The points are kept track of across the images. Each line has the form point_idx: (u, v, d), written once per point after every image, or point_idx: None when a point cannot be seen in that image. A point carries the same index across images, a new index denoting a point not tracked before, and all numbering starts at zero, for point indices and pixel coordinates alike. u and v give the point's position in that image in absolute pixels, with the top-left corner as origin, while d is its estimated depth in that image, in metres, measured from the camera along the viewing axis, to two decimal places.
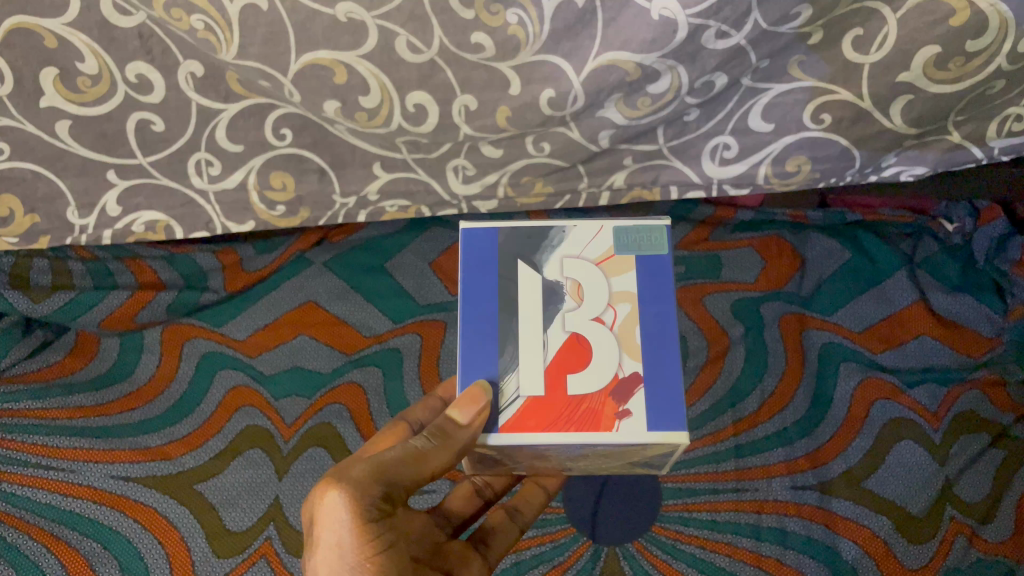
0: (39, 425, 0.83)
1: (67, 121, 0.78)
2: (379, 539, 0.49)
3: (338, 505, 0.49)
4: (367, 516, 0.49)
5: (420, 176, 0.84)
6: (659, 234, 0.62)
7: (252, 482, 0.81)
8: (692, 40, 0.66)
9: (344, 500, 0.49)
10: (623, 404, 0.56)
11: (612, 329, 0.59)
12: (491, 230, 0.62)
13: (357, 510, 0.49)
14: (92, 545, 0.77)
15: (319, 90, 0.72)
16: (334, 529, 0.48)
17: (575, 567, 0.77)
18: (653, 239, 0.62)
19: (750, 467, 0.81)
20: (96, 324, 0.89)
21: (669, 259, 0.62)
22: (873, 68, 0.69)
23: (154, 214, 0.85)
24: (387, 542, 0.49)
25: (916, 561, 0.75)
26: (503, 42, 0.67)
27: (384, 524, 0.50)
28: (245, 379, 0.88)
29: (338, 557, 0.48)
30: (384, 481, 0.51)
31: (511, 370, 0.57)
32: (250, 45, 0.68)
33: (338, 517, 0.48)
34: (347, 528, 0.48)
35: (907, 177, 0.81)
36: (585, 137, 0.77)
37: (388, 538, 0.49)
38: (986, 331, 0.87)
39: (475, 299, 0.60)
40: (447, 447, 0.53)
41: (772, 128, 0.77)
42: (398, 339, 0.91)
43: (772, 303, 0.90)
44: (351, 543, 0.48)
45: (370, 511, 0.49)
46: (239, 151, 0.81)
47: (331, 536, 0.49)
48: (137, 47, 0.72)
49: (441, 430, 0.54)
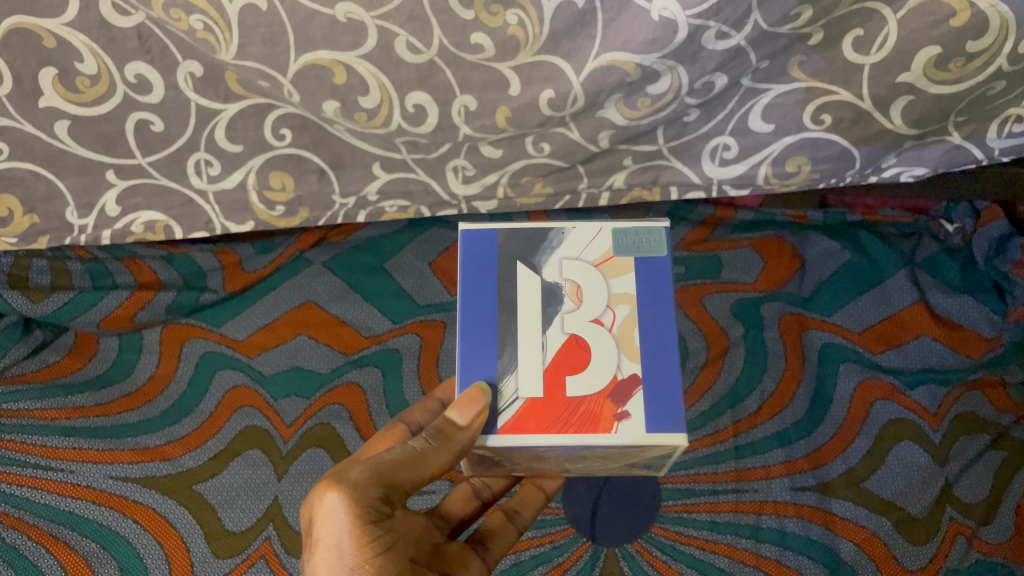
0: (38, 425, 0.83)
1: (66, 121, 0.78)
2: (378, 541, 0.49)
3: (338, 506, 0.48)
4: (366, 517, 0.49)
5: (420, 176, 0.84)
6: (658, 235, 0.62)
7: (251, 482, 0.81)
8: (692, 41, 0.65)
9: (343, 500, 0.49)
10: (622, 405, 0.56)
11: (611, 331, 0.59)
12: (490, 231, 0.62)
13: (356, 511, 0.48)
14: (91, 545, 0.77)
15: (318, 90, 0.72)
16: (333, 530, 0.48)
17: (575, 568, 0.77)
18: (652, 240, 0.62)
19: (750, 467, 0.81)
20: (95, 324, 0.90)
21: (668, 261, 0.61)
22: (873, 69, 0.69)
23: (153, 214, 0.85)
24: (386, 544, 0.49)
25: (916, 562, 0.75)
26: (502, 42, 0.67)
27: (383, 526, 0.49)
28: (245, 379, 0.88)
29: (336, 559, 0.48)
30: (383, 483, 0.51)
31: (510, 371, 0.57)
32: (249, 45, 0.68)
33: (337, 518, 0.48)
34: (346, 529, 0.48)
35: (908, 177, 0.81)
36: (585, 137, 0.77)
37: (388, 539, 0.49)
38: (987, 331, 0.87)
39: (474, 300, 0.60)
40: (447, 448, 0.53)
41: (773, 128, 0.76)
42: (398, 340, 0.91)
43: (772, 303, 0.90)
44: (350, 545, 0.48)
45: (370, 512, 0.49)
46: (239, 151, 0.81)
47: (330, 538, 0.48)
48: (136, 47, 0.72)
49: (441, 431, 0.54)
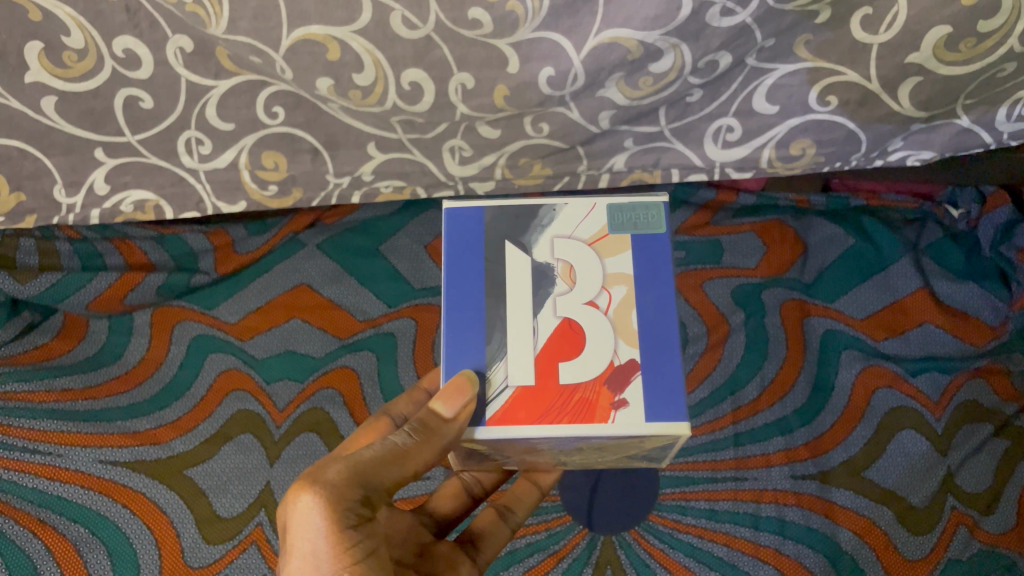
0: (25, 408, 0.81)
1: (54, 98, 0.76)
2: (356, 547, 0.47)
3: (313, 511, 0.47)
4: (345, 521, 0.47)
5: (415, 157, 0.82)
6: (656, 211, 0.60)
7: (241, 467, 0.80)
8: (696, 18, 0.64)
9: (319, 504, 0.47)
10: (619, 393, 0.55)
11: (607, 314, 0.57)
12: (477, 210, 0.61)
13: (332, 516, 0.47)
14: (80, 530, 0.76)
15: (311, 67, 0.70)
16: (309, 537, 0.47)
17: (570, 556, 0.76)
18: (650, 216, 0.60)
19: (750, 455, 0.79)
20: (84, 306, 0.88)
21: (667, 238, 0.60)
22: (882, 49, 0.67)
23: (143, 194, 0.84)
24: (367, 550, 0.47)
25: (916, 552, 0.74)
26: (501, 18, 0.65)
27: (362, 530, 0.48)
28: (237, 362, 0.87)
29: (313, 567, 0.46)
30: (362, 484, 0.49)
31: (499, 358, 0.56)
32: (240, 19, 0.66)
33: (313, 524, 0.46)
34: (323, 535, 0.46)
35: (913, 161, 0.79)
36: (585, 117, 0.75)
37: (367, 545, 0.48)
38: (991, 318, 0.86)
39: (461, 283, 0.58)
40: (430, 443, 0.52)
41: (777, 109, 0.75)
42: (393, 324, 0.89)
43: (773, 289, 0.89)
44: (328, 552, 0.46)
45: (348, 516, 0.47)
46: (230, 130, 0.79)
47: (305, 544, 0.47)
48: (124, 21, 0.69)
49: (423, 424, 0.53)
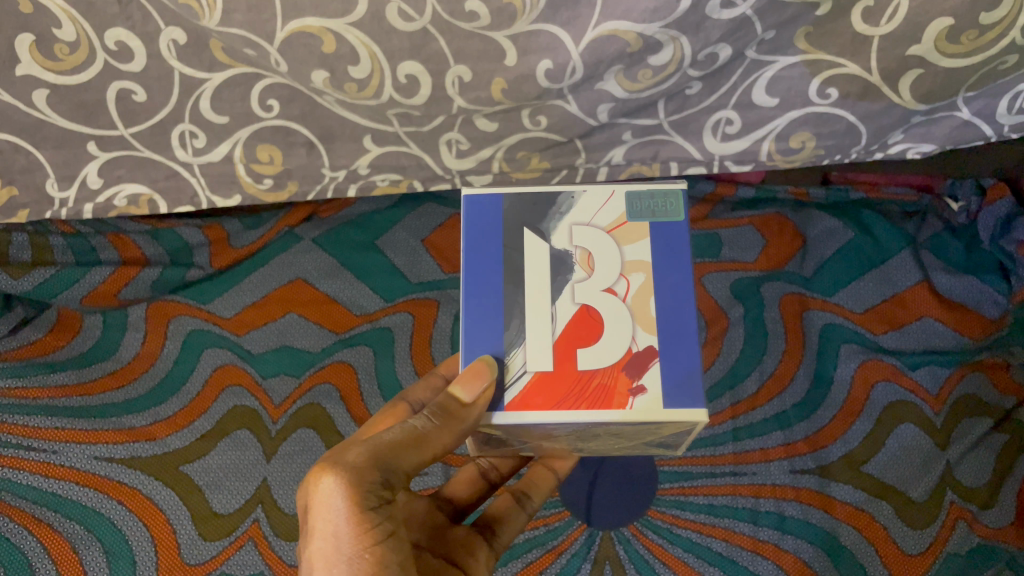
0: (20, 404, 0.81)
1: (45, 90, 0.75)
2: (376, 529, 0.47)
3: (333, 491, 0.46)
4: (365, 503, 0.47)
5: (412, 150, 0.81)
6: (674, 199, 0.59)
7: (240, 464, 0.80)
8: (696, 10, 0.63)
9: (340, 485, 0.46)
10: (637, 379, 0.54)
11: (625, 301, 0.57)
12: (492, 196, 0.60)
13: (353, 496, 0.46)
14: (75, 527, 0.76)
15: (307, 59, 0.69)
16: (330, 518, 0.46)
17: (570, 551, 0.76)
18: (668, 204, 0.59)
19: (749, 450, 0.79)
20: (78, 301, 0.87)
21: (685, 226, 0.59)
22: (883, 41, 0.66)
23: (137, 188, 0.83)
24: (387, 531, 0.47)
25: (916, 547, 0.74)
26: (499, 10, 0.64)
27: (382, 512, 0.47)
28: (232, 357, 0.86)
29: (333, 548, 0.46)
30: (382, 465, 0.49)
31: (517, 345, 0.55)
32: (234, 11, 0.65)
33: (334, 505, 0.46)
34: (343, 515, 0.46)
35: (914, 154, 0.79)
36: (583, 111, 0.75)
37: (388, 527, 0.47)
38: (990, 311, 0.85)
39: (478, 269, 0.58)
40: (450, 427, 0.51)
41: (777, 102, 0.74)
42: (390, 319, 0.88)
43: (772, 283, 0.88)
44: (349, 533, 0.46)
45: (368, 498, 0.47)
46: (225, 122, 0.78)
47: (326, 525, 0.47)
48: (116, 13, 0.69)
49: (443, 408, 0.52)
